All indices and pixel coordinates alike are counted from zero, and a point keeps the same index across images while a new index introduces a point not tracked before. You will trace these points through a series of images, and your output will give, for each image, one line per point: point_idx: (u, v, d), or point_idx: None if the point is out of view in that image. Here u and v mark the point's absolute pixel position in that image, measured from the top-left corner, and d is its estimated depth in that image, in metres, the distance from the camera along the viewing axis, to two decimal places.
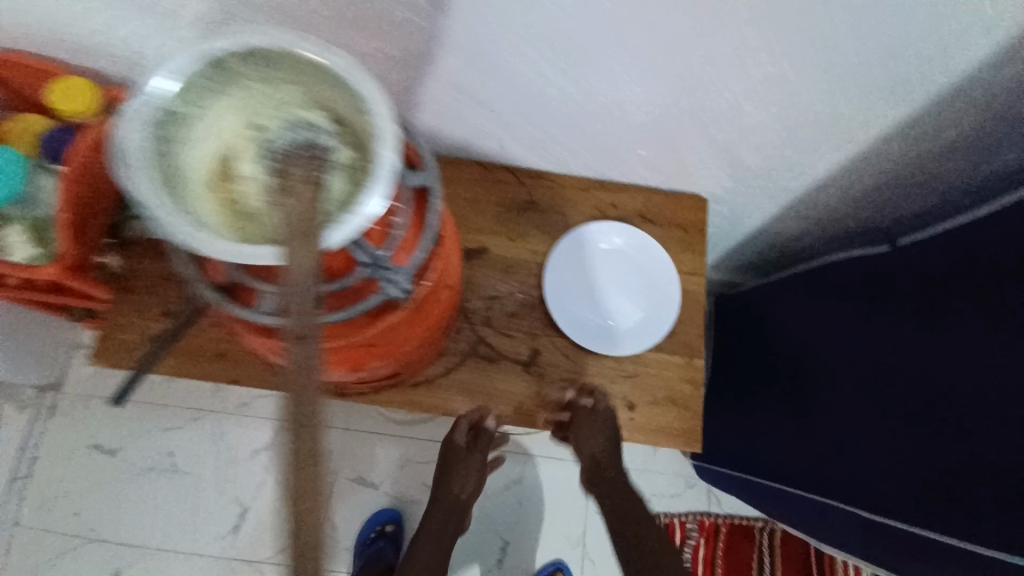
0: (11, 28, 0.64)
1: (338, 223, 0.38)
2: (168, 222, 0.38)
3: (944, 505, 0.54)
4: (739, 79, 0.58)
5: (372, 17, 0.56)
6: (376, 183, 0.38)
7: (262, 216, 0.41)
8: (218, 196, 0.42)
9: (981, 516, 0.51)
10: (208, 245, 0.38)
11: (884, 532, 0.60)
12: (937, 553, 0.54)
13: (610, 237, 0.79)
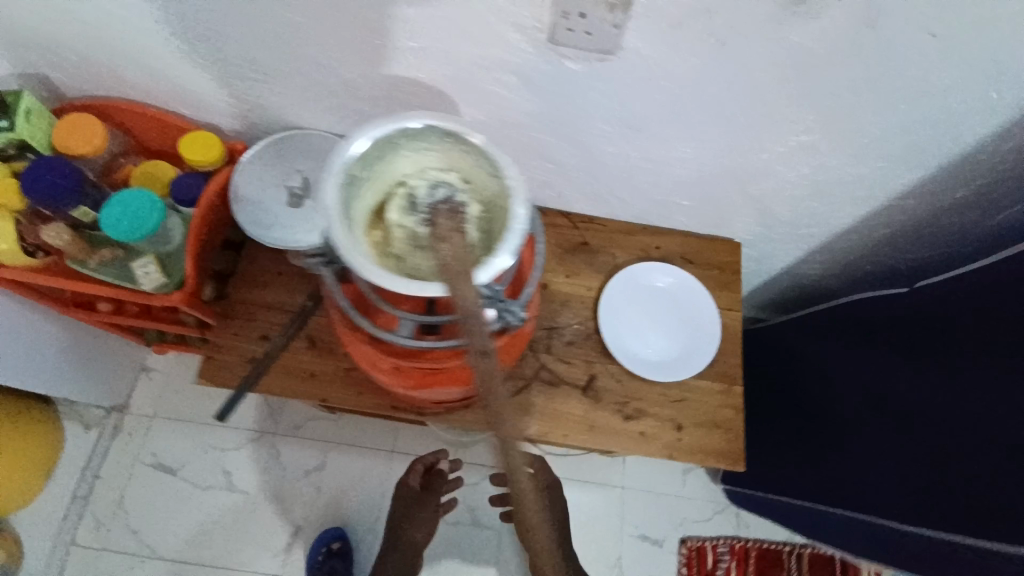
0: (156, 87, 0.76)
1: (484, 265, 0.47)
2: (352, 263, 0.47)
3: (964, 514, 0.61)
4: (779, 144, 0.69)
5: (475, 89, 0.68)
6: (512, 234, 0.48)
7: (413, 257, 0.51)
8: (377, 241, 0.51)
9: (985, 515, 0.60)
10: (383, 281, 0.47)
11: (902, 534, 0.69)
12: (949, 551, 0.63)
13: (661, 274, 0.88)
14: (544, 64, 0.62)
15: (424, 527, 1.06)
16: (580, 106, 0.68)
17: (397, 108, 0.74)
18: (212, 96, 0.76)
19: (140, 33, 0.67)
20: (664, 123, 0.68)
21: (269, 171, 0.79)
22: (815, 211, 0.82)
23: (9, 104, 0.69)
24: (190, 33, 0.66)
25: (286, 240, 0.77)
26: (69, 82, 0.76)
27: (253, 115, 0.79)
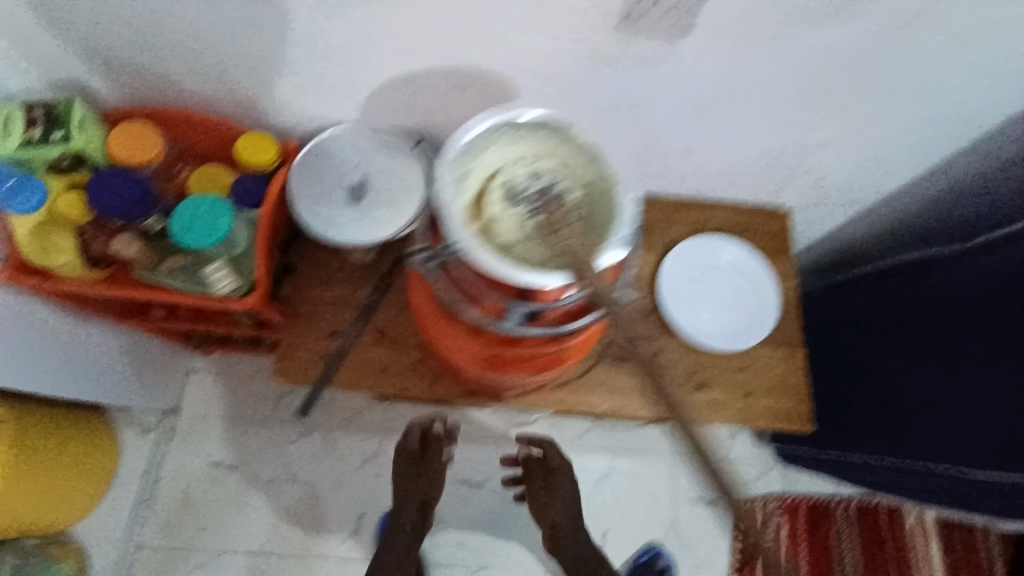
0: (202, 86, 0.74)
1: (604, 249, 0.48)
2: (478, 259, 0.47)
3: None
4: (837, 98, 0.71)
5: (539, 70, 0.67)
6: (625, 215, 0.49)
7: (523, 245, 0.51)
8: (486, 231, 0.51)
9: None
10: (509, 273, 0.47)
11: (980, 479, 0.74)
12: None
13: (724, 250, 0.87)
14: (616, 39, 0.63)
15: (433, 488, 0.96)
16: (646, 78, 0.69)
17: (456, 94, 0.73)
18: (263, 93, 0.74)
19: (197, 31, 0.65)
20: (728, 87, 0.70)
21: (326, 167, 0.78)
22: (866, 169, 0.85)
23: (62, 115, 0.66)
24: (252, 28, 0.65)
25: (352, 236, 0.77)
26: (114, 89, 0.75)
27: (302, 110, 0.78)
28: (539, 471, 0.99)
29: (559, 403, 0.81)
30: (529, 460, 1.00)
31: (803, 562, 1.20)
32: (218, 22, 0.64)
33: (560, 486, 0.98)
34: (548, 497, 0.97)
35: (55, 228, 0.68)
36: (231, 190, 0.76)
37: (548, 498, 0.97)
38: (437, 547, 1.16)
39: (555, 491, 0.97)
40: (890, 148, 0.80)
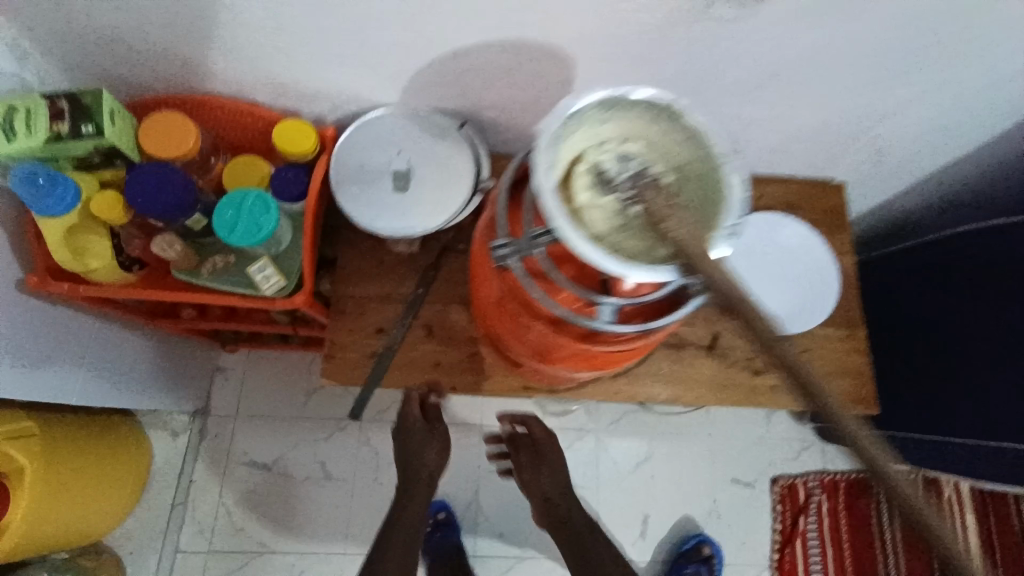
0: (232, 73, 0.68)
1: (720, 233, 0.43)
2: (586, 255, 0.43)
3: None
4: (915, 70, 0.66)
5: (601, 49, 0.62)
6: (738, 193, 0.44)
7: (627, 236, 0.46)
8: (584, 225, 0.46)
9: None
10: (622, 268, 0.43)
11: None
12: None
13: (786, 231, 0.83)
14: (690, 13, 0.57)
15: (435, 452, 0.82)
16: (715, 53, 0.63)
17: (506, 76, 0.68)
18: (298, 81, 0.69)
19: (229, 17, 0.59)
20: (800, 64, 0.65)
21: (371, 154, 0.74)
22: (931, 142, 0.79)
23: (89, 108, 0.60)
24: (287, 15, 0.59)
25: (402, 229, 0.74)
26: (135, 79, 0.69)
27: (338, 97, 0.73)
28: (524, 445, 0.91)
29: (617, 394, 0.78)
30: (517, 438, 0.93)
31: (846, 541, 1.19)
32: (252, 8, 0.58)
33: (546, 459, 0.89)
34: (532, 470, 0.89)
35: (85, 228, 0.64)
36: (270, 184, 0.71)
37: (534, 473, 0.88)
38: (478, 539, 1.14)
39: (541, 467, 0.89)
40: (960, 120, 0.76)
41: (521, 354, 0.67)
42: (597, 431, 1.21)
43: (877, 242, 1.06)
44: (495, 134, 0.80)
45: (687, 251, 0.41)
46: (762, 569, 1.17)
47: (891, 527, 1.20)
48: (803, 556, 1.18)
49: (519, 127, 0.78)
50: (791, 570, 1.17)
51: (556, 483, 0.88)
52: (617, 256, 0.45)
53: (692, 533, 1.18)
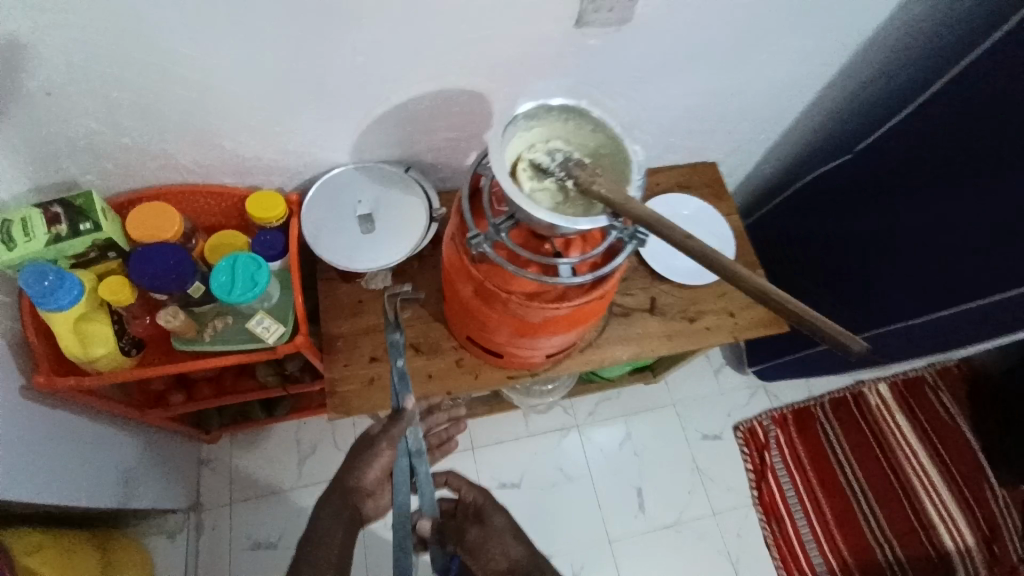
0: (205, 161, 0.80)
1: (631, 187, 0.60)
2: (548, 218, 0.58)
3: (963, 289, 0.88)
4: (738, 65, 0.90)
5: (509, 86, 0.81)
6: (636, 160, 0.62)
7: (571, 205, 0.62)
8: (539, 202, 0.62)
9: (977, 286, 0.86)
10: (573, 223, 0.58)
11: (932, 325, 0.94)
12: (966, 321, 0.89)
13: (682, 204, 1.04)
14: (571, 44, 0.77)
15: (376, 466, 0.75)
16: (599, 65, 0.82)
17: (441, 119, 0.84)
18: (264, 155, 0.82)
19: (207, 112, 0.73)
20: (658, 72, 0.86)
21: (340, 208, 0.87)
22: (773, 111, 1.02)
23: (82, 207, 0.68)
24: (255, 102, 0.73)
25: (380, 262, 0.86)
26: (117, 178, 0.78)
27: (300, 165, 0.86)
28: (464, 522, 0.83)
29: (590, 363, 0.92)
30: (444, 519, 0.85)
31: (806, 463, 1.35)
32: (230, 85, 0.70)
33: (494, 513, 0.83)
34: (487, 541, 0.80)
35: (91, 314, 0.71)
36: (253, 247, 0.82)
37: (489, 540, 0.80)
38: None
39: (473, 536, 0.80)
40: (784, 101, 1.00)
41: (503, 338, 0.79)
42: (578, 424, 1.32)
43: (755, 208, 1.30)
44: (437, 174, 0.96)
45: (610, 200, 0.56)
46: (748, 508, 1.29)
47: (839, 442, 1.37)
48: (777, 487, 1.32)
49: (455, 161, 0.94)
50: (771, 499, 1.30)
51: (519, 535, 0.81)
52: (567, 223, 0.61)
53: None
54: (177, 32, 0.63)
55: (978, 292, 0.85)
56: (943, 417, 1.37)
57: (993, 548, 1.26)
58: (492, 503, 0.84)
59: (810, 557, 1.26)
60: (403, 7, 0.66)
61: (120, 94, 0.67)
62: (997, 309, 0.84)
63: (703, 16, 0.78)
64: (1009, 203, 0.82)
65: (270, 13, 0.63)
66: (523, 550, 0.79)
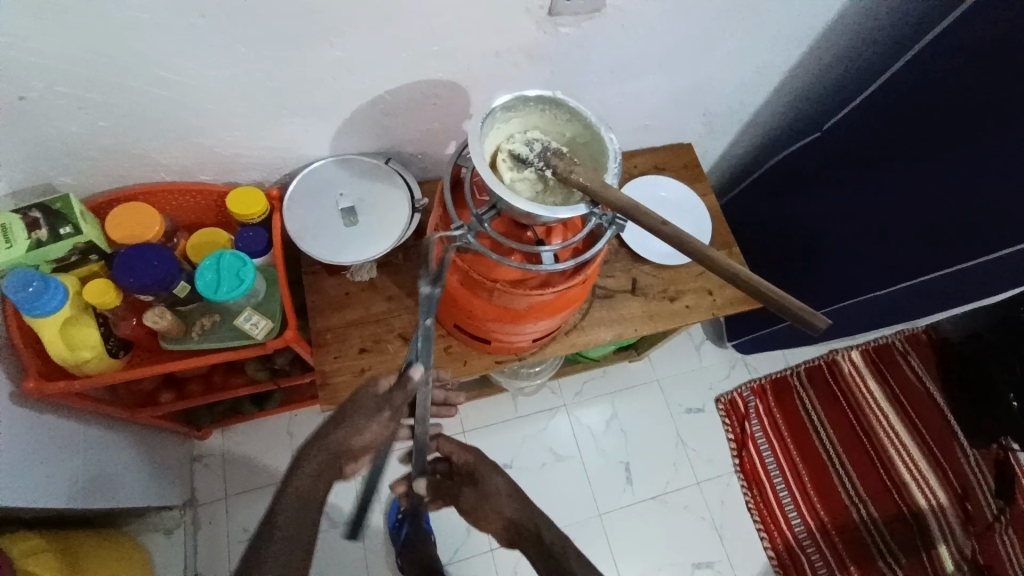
0: (183, 159, 0.80)
1: (608, 174, 0.62)
2: (529, 210, 0.59)
3: (928, 261, 0.92)
4: (710, 49, 0.91)
5: (485, 76, 0.82)
6: (613, 146, 0.63)
7: (551, 195, 0.63)
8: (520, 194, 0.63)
9: (941, 257, 0.90)
10: (554, 214, 0.60)
11: (902, 295, 0.98)
12: (935, 291, 0.93)
13: (659, 187, 1.07)
14: (544, 34, 0.78)
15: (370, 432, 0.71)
16: (574, 53, 0.82)
17: (419, 111, 0.85)
18: (240, 152, 0.82)
19: (181, 110, 0.72)
20: (631, 57, 0.87)
21: (321, 203, 0.87)
22: (745, 93, 1.04)
23: (60, 212, 0.68)
24: (230, 98, 0.73)
25: (366, 253, 0.87)
26: (94, 181, 0.78)
27: (279, 160, 0.86)
28: (461, 480, 0.90)
29: (575, 345, 0.94)
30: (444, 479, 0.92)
31: (785, 432, 1.41)
32: (204, 83, 0.69)
33: (489, 473, 0.87)
34: (481, 497, 0.86)
35: (77, 318, 0.71)
36: (236, 244, 0.82)
37: (483, 497, 0.86)
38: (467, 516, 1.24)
39: (472, 492, 0.87)
40: (755, 83, 1.02)
41: (489, 325, 0.81)
42: (566, 405, 1.36)
43: (730, 187, 1.32)
44: (416, 164, 0.96)
45: (589, 189, 0.58)
46: (730, 476, 1.35)
47: (815, 410, 1.42)
48: (758, 457, 1.37)
49: (434, 152, 0.94)
50: (752, 467, 1.36)
51: (514, 491, 0.85)
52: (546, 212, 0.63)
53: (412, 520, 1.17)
54: (149, 33, 0.62)
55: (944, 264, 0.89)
56: (913, 382, 1.44)
57: (966, 505, 1.32)
58: (487, 463, 0.89)
59: (791, 522, 1.32)
60: (377, 2, 0.66)
61: (93, 96, 0.67)
62: (960, 279, 0.88)
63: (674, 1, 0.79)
64: (969, 178, 0.85)
65: (243, 10, 0.62)
66: (516, 504, 0.84)
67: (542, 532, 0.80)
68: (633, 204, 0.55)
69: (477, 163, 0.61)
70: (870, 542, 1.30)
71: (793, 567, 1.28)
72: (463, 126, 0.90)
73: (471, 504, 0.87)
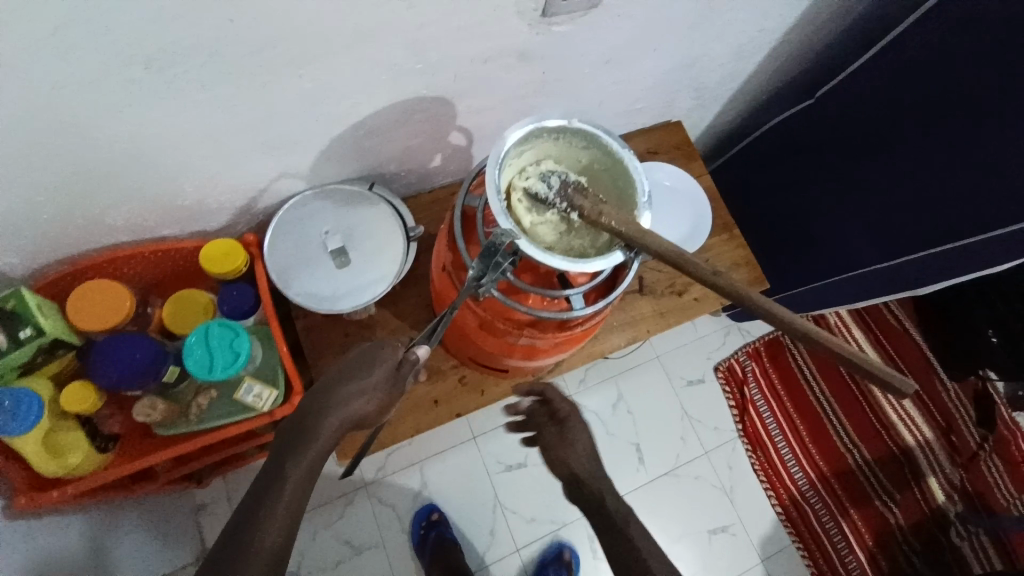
0: (139, 218, 0.70)
1: (640, 213, 0.58)
2: (562, 262, 0.55)
3: (916, 237, 0.90)
4: (704, 29, 0.83)
5: (472, 87, 0.73)
6: (640, 179, 0.59)
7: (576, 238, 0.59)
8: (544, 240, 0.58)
9: (930, 234, 0.87)
10: (587, 264, 0.55)
11: (891, 272, 0.96)
12: (921, 268, 0.91)
13: (659, 172, 1.01)
14: (536, 36, 0.68)
15: (368, 405, 0.62)
16: (567, 51, 0.73)
17: (400, 130, 0.75)
18: (200, 201, 0.72)
19: (121, 169, 0.62)
20: (624, 47, 0.78)
21: (307, 242, 0.80)
22: (736, 66, 0.98)
23: (16, 312, 0.63)
24: (176, 150, 0.62)
25: (363, 297, 0.80)
26: (40, 258, 0.68)
27: (247, 202, 0.76)
28: (545, 419, 0.77)
29: (590, 356, 0.92)
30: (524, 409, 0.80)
31: (781, 390, 1.45)
32: (140, 140, 0.59)
33: (579, 434, 0.76)
34: (564, 451, 0.75)
35: (58, 426, 0.68)
36: (220, 306, 0.76)
37: (563, 449, 0.75)
38: (490, 520, 1.24)
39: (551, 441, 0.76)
40: (746, 55, 0.96)
41: (506, 360, 0.77)
42: (572, 394, 1.35)
43: (718, 154, 1.29)
44: (401, 182, 0.88)
45: (626, 235, 0.54)
46: (735, 441, 1.39)
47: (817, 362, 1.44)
48: (759, 418, 1.42)
49: (418, 166, 0.85)
50: (754, 430, 1.40)
51: (593, 456, 0.76)
52: (574, 257, 0.60)
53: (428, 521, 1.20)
54: (80, 96, 0.52)
55: (933, 242, 0.87)
56: (894, 324, 1.48)
57: (951, 437, 1.41)
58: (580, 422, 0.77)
59: (793, 476, 1.39)
60: (350, 32, 0.56)
61: (24, 171, 0.56)
62: (945, 257, 0.86)
63: None
64: (963, 150, 0.82)
65: (185, 58, 0.52)
66: (590, 465, 0.76)
67: (606, 500, 0.75)
68: (679, 252, 0.52)
69: (498, 213, 0.55)
70: (867, 483, 1.38)
71: (798, 518, 1.36)
72: (448, 139, 0.82)
73: (548, 449, 0.77)
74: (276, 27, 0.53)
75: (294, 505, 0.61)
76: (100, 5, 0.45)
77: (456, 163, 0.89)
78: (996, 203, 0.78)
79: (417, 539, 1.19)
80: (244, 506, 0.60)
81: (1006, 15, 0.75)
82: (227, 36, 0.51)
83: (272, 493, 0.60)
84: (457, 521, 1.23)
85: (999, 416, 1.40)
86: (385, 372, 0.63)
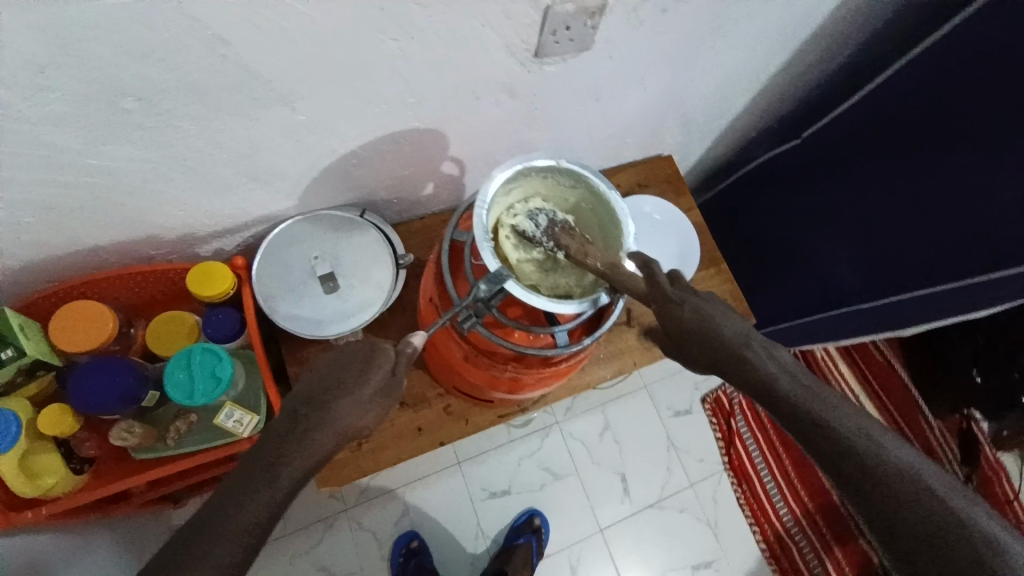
0: (127, 240, 0.70)
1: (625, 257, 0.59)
2: (548, 302, 0.55)
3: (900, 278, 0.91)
4: (691, 68, 0.85)
5: (464, 120, 0.74)
6: (626, 223, 0.60)
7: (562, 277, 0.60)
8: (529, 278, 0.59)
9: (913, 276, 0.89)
10: (572, 304, 0.56)
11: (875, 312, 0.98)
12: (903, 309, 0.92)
13: (649, 205, 1.03)
14: (527, 75, 0.70)
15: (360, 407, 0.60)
16: (558, 87, 0.75)
17: (392, 159, 0.76)
18: (189, 224, 0.72)
19: (110, 194, 0.62)
20: (615, 84, 0.80)
21: (295, 269, 0.80)
22: (723, 105, 1.00)
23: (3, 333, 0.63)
24: (165, 176, 0.63)
25: (350, 324, 0.80)
26: (26, 279, 0.68)
27: (236, 226, 0.76)
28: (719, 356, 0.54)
29: (576, 388, 0.93)
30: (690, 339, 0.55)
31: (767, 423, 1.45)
32: (129, 167, 0.59)
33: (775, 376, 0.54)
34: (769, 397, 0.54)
35: (35, 448, 0.68)
36: (205, 330, 0.76)
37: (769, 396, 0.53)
38: (470, 549, 1.23)
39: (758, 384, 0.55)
40: (733, 95, 0.98)
41: (492, 392, 0.77)
42: (558, 422, 1.34)
43: (709, 186, 1.31)
44: (392, 209, 0.88)
45: (609, 276, 0.54)
46: (720, 474, 1.38)
47: None
48: (744, 452, 1.42)
49: (410, 194, 0.86)
50: (739, 462, 1.40)
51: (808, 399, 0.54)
52: (561, 295, 0.59)
53: (409, 548, 1.18)
54: (73, 127, 0.53)
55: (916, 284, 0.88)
56: (879, 360, 1.49)
57: None
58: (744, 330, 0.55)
59: (778, 511, 1.38)
60: (342, 68, 0.58)
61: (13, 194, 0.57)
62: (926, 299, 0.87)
63: (659, 28, 0.72)
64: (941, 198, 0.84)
65: (177, 92, 0.53)
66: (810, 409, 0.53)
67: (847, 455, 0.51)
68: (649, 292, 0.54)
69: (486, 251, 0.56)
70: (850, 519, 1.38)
71: (781, 553, 1.35)
72: (440, 169, 0.82)
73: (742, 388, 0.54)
74: (270, 64, 0.54)
75: (265, 503, 0.56)
76: (99, 48, 0.46)
77: (447, 191, 0.90)
78: (973, 249, 0.80)
79: (397, 566, 1.17)
80: (204, 508, 0.57)
81: (982, 70, 0.78)
82: (220, 72, 0.53)
83: (235, 501, 0.56)
84: (435, 549, 1.22)
85: (983, 455, 1.42)
86: (381, 376, 0.61)
